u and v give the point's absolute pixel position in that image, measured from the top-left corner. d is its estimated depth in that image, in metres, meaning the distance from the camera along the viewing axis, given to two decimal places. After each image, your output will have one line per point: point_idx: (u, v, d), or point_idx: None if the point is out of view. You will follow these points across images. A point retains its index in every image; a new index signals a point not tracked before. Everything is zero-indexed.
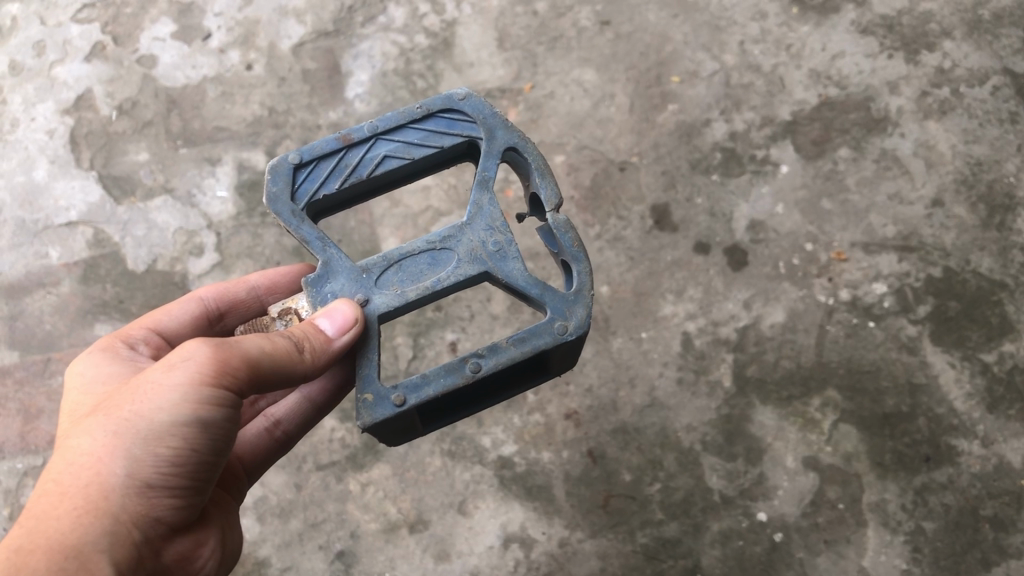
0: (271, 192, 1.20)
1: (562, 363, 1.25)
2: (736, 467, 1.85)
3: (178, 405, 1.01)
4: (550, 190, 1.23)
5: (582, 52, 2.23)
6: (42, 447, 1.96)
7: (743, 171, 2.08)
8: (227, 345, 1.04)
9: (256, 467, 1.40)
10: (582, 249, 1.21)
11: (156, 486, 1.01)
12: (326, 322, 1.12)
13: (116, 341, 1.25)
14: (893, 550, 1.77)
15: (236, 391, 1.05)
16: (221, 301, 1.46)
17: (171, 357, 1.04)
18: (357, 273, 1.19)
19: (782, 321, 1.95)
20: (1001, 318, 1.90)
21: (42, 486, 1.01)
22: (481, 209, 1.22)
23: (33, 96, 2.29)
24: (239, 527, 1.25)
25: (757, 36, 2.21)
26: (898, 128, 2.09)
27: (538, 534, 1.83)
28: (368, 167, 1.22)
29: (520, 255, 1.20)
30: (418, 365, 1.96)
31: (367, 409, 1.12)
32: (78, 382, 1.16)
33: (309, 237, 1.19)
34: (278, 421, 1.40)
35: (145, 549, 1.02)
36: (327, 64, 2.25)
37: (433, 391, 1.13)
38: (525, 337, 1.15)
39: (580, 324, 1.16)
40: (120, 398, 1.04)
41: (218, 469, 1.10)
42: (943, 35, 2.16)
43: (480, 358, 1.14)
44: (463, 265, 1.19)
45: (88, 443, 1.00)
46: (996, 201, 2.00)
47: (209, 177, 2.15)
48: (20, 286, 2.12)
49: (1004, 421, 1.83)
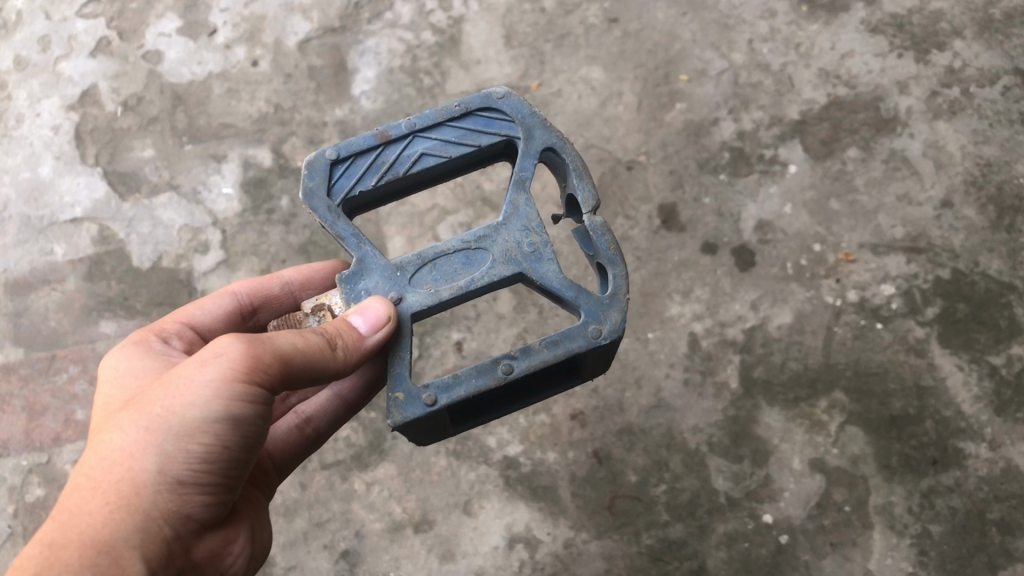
0: (308, 187, 1.19)
1: (594, 367, 1.24)
2: (743, 469, 1.84)
3: (209, 402, 1.00)
4: (587, 191, 1.22)
5: (590, 50, 2.22)
6: (47, 445, 1.96)
7: (751, 171, 2.07)
8: (259, 341, 1.03)
9: (286, 463, 1.39)
10: (619, 252, 1.19)
11: (186, 483, 1.01)
12: (358, 319, 1.10)
13: (149, 335, 1.25)
14: (899, 553, 1.77)
15: (267, 388, 1.04)
16: (254, 296, 1.44)
17: (203, 352, 1.03)
18: (392, 270, 1.17)
19: (789, 322, 1.94)
20: (1010, 321, 1.89)
21: (76, 480, 1.01)
22: (518, 209, 1.20)
23: (39, 92, 2.28)
24: (269, 524, 1.24)
25: (766, 35, 2.20)
26: (907, 128, 2.08)
27: (544, 535, 1.83)
28: (405, 164, 1.21)
29: (555, 257, 1.19)
30: (424, 365, 1.95)
31: (397, 408, 1.11)
32: (112, 376, 1.15)
33: (344, 234, 1.18)
34: (308, 419, 1.39)
35: (175, 545, 1.02)
36: (333, 61, 2.24)
37: (465, 391, 1.11)
38: (558, 340, 1.14)
39: (614, 328, 1.15)
40: (153, 392, 1.03)
41: (250, 464, 1.09)
42: (954, 34, 2.15)
43: (513, 360, 1.13)
44: (498, 265, 1.17)
45: (120, 439, 1.00)
46: (1006, 203, 1.99)
47: (214, 175, 2.14)
48: (25, 283, 2.11)
49: (1013, 423, 1.82)
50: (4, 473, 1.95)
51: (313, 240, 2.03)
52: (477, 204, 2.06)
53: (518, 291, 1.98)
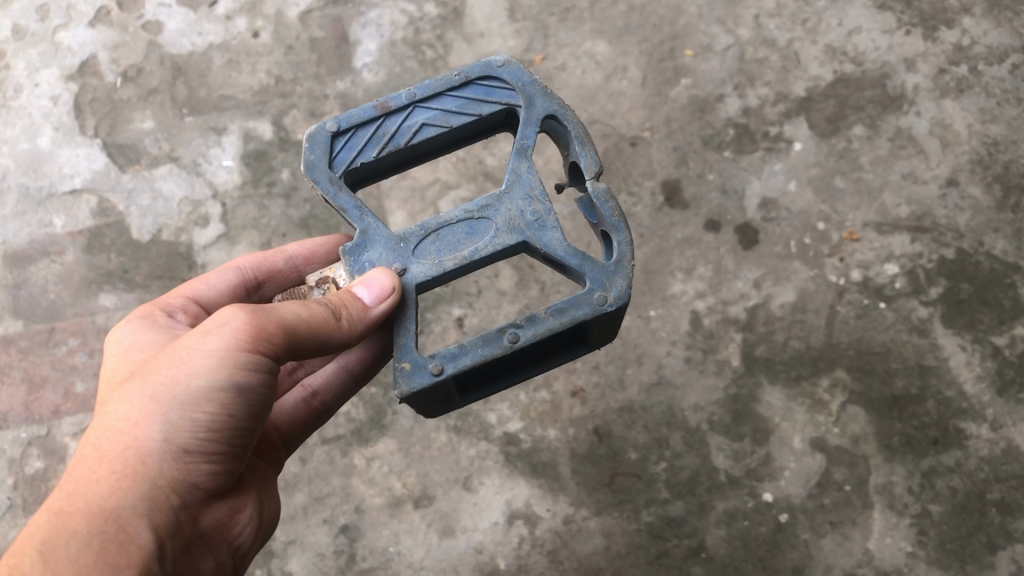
0: (309, 159, 1.17)
1: (601, 336, 1.23)
2: (743, 447, 1.84)
3: (213, 370, 0.99)
4: (590, 157, 1.20)
5: (595, 24, 2.20)
6: (47, 417, 1.95)
7: (756, 148, 2.06)
8: (264, 311, 1.02)
9: (294, 437, 1.39)
10: (623, 219, 1.18)
11: (192, 452, 1.00)
12: (363, 290, 1.09)
13: (154, 310, 1.24)
14: (898, 532, 1.76)
15: (272, 357, 1.03)
16: (259, 271, 1.43)
17: (208, 322, 1.03)
18: (395, 242, 1.16)
19: (792, 301, 1.93)
20: (1013, 301, 1.88)
21: (82, 450, 1.00)
22: (520, 177, 1.19)
23: (37, 61, 2.25)
24: (276, 497, 1.23)
25: (773, 10, 2.18)
26: (914, 106, 2.06)
27: (543, 511, 1.82)
28: (406, 135, 1.20)
29: (559, 225, 1.17)
30: (425, 341, 1.95)
31: (404, 377, 1.09)
32: (117, 349, 1.15)
33: (347, 205, 1.17)
34: (315, 392, 1.38)
35: (182, 514, 1.01)
36: (335, 32, 2.22)
37: (472, 360, 1.10)
38: (564, 308, 1.12)
39: (620, 295, 1.14)
40: (158, 363, 1.02)
41: (256, 434, 1.09)
42: (963, 11, 2.13)
43: (519, 329, 1.11)
44: (502, 235, 1.16)
45: (125, 408, 0.99)
46: (1012, 182, 1.98)
47: (215, 147, 2.12)
48: (24, 254, 2.10)
49: (1014, 404, 1.82)
50: (4, 445, 1.95)
51: (314, 214, 2.02)
52: (479, 178, 2.05)
53: (520, 267, 1.97)
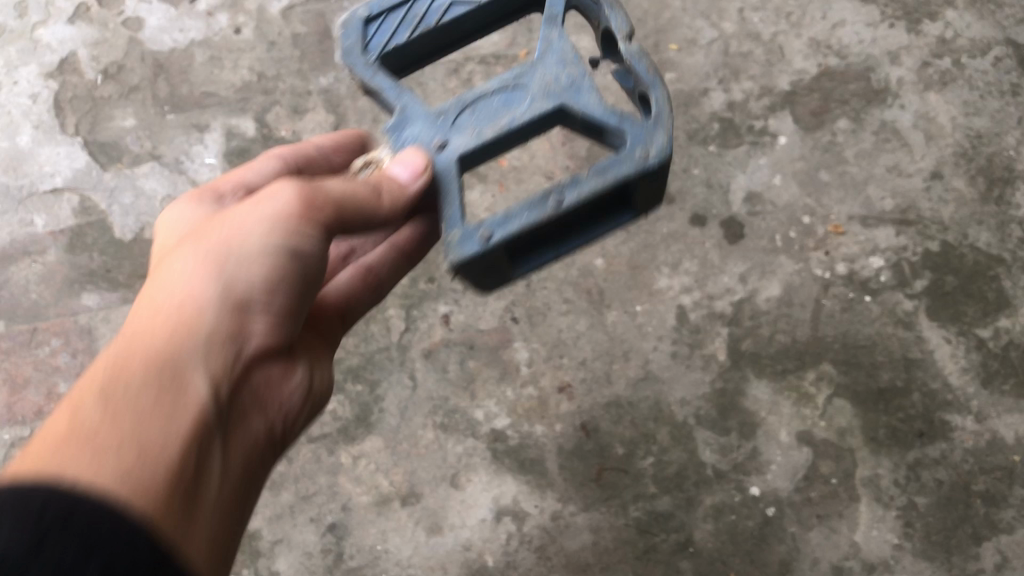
0: (344, 46, 1.21)
1: (647, 200, 1.22)
2: (730, 441, 1.84)
3: (268, 231, 1.05)
4: (620, 18, 1.21)
5: (580, 18, 2.18)
6: (30, 418, 1.93)
7: (741, 142, 2.06)
8: (315, 185, 1.07)
9: (354, 312, 1.44)
10: (658, 75, 1.17)
11: (243, 301, 1.05)
12: (400, 167, 1.12)
13: (203, 193, 1.28)
14: (885, 525, 1.77)
15: (322, 229, 1.08)
16: (297, 156, 1.42)
17: (262, 193, 1.08)
18: (434, 117, 1.18)
19: (777, 295, 1.93)
20: (997, 294, 1.90)
21: (140, 303, 1.04)
22: (551, 45, 1.20)
23: (16, 59, 2.23)
24: (326, 371, 1.28)
25: (757, 3, 2.18)
26: (898, 99, 2.07)
27: (530, 507, 1.82)
28: (436, 15, 1.22)
29: (594, 88, 1.18)
30: (411, 337, 1.95)
31: (453, 246, 1.10)
32: (167, 225, 1.21)
33: (384, 86, 1.20)
34: (370, 267, 1.44)
35: (235, 376, 1.05)
36: (318, 28, 2.19)
37: (519, 226, 1.10)
38: (607, 166, 1.11)
39: (663, 149, 1.12)
40: (212, 229, 1.07)
41: (301, 304, 1.13)
42: (946, 4, 2.14)
43: (563, 191, 1.10)
44: (538, 102, 1.17)
45: (181, 266, 1.03)
46: (996, 174, 1.99)
47: (197, 145, 2.11)
48: (5, 254, 2.08)
49: (998, 396, 1.83)
50: None
51: None
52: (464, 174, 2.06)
53: None
